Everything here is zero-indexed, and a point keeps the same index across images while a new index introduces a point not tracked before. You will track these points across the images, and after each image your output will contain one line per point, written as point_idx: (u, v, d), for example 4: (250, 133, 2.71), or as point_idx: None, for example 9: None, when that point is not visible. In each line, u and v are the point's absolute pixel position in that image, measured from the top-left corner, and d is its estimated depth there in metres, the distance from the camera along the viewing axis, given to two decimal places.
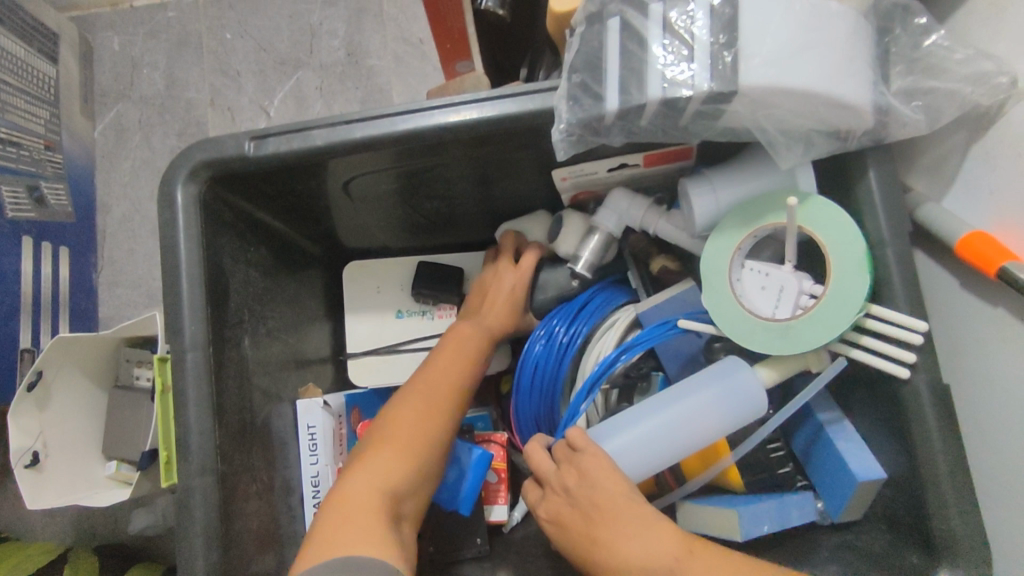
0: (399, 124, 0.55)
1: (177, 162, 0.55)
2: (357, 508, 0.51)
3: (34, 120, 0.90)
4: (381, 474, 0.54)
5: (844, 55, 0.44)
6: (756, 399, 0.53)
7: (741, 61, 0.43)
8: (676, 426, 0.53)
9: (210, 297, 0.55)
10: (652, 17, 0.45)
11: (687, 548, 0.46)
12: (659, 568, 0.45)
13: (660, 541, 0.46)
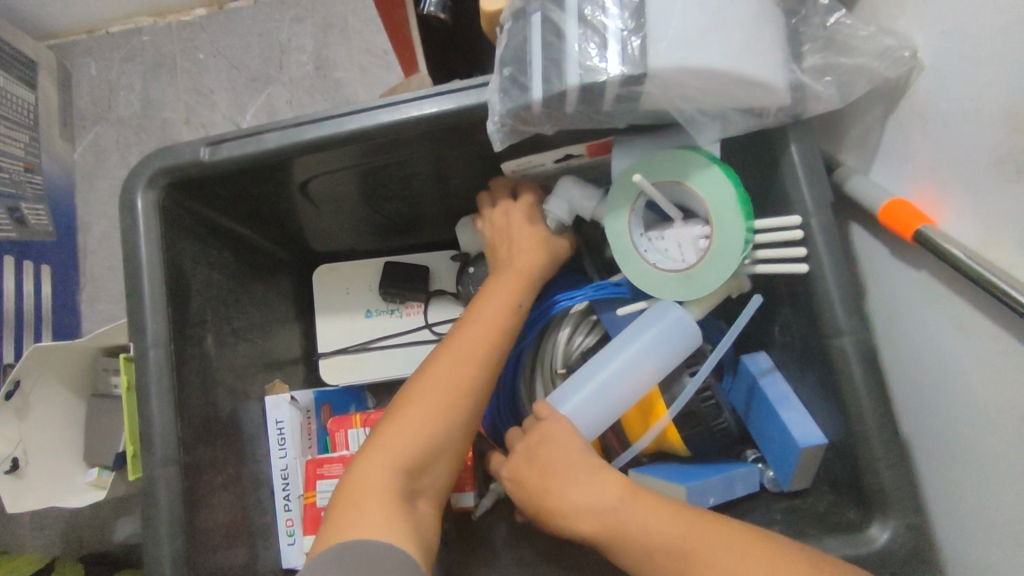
0: (344, 125, 0.57)
1: (137, 171, 0.58)
2: (380, 484, 0.51)
3: (13, 144, 0.94)
4: (403, 447, 0.53)
5: (751, 35, 0.46)
6: (690, 332, 0.57)
7: (650, 45, 0.46)
8: (623, 373, 0.57)
9: (172, 297, 0.58)
10: (568, 10, 0.48)
11: (629, 492, 0.50)
12: (603, 510, 0.49)
13: (604, 487, 0.50)
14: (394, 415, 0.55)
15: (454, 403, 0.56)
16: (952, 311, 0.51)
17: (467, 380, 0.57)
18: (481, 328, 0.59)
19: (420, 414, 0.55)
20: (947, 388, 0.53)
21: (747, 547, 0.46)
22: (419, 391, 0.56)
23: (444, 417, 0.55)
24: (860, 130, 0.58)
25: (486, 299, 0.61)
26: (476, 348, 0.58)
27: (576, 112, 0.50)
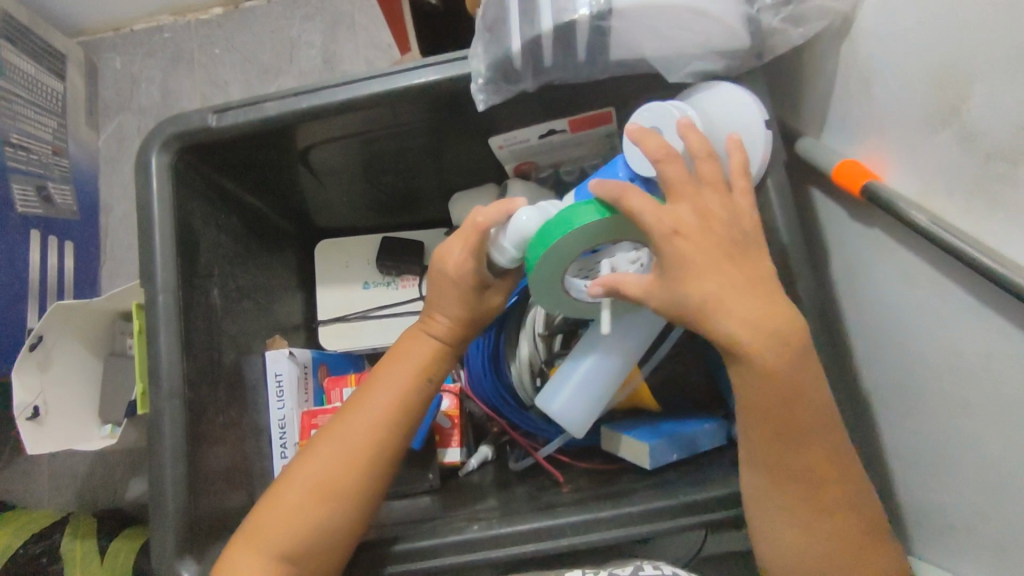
0: (339, 94, 0.63)
1: (152, 135, 0.64)
2: (263, 554, 0.53)
3: (42, 128, 1.01)
4: (285, 520, 0.54)
5: None
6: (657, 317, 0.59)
7: None
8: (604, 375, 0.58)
9: (181, 249, 0.63)
10: None
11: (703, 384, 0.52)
12: None
13: None
14: (280, 490, 0.56)
15: (338, 482, 0.55)
16: (897, 261, 0.54)
17: (352, 459, 0.56)
18: (372, 404, 0.58)
19: (303, 493, 0.55)
20: (896, 335, 0.56)
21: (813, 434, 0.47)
22: (303, 470, 0.56)
23: (328, 498, 0.55)
24: (818, 99, 0.63)
25: (386, 369, 0.60)
26: (365, 425, 0.57)
27: (554, 65, 0.57)
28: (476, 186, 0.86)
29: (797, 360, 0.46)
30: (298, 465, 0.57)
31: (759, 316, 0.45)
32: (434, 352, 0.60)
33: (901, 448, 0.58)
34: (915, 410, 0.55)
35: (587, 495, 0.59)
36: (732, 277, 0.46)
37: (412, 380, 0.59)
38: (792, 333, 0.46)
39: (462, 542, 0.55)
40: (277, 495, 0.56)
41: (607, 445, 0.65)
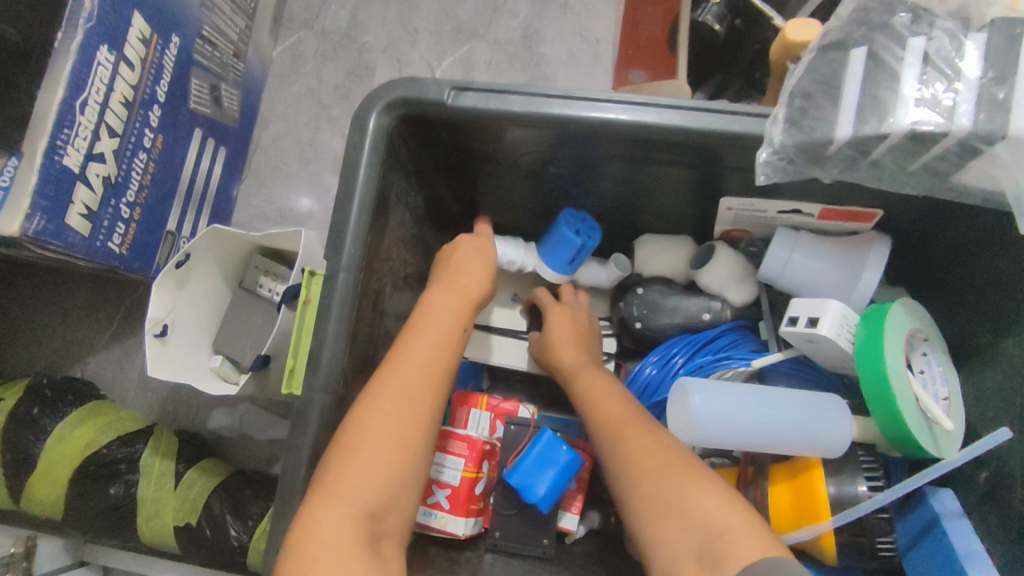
0: (595, 111, 0.55)
1: (378, 93, 0.57)
2: (345, 555, 0.44)
3: (231, 27, 0.96)
4: (347, 512, 0.46)
5: None
6: (830, 443, 0.55)
7: (1015, 102, 0.40)
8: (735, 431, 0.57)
9: (372, 226, 0.57)
10: (910, 50, 0.43)
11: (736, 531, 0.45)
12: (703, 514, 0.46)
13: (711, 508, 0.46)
14: (330, 481, 0.47)
15: (396, 467, 0.49)
16: None
17: (411, 443, 0.50)
18: (410, 361, 0.53)
19: (370, 462, 0.48)
20: None
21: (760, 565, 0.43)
22: (355, 459, 0.48)
23: (386, 484, 0.48)
24: None
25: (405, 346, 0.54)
26: (414, 398, 0.51)
27: (876, 162, 0.46)
28: (671, 234, 0.76)
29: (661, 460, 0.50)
30: (344, 455, 0.48)
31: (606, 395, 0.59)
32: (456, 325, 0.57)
33: None
34: None
35: None
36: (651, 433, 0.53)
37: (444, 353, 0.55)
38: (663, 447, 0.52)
39: None
40: (330, 489, 0.47)
41: None
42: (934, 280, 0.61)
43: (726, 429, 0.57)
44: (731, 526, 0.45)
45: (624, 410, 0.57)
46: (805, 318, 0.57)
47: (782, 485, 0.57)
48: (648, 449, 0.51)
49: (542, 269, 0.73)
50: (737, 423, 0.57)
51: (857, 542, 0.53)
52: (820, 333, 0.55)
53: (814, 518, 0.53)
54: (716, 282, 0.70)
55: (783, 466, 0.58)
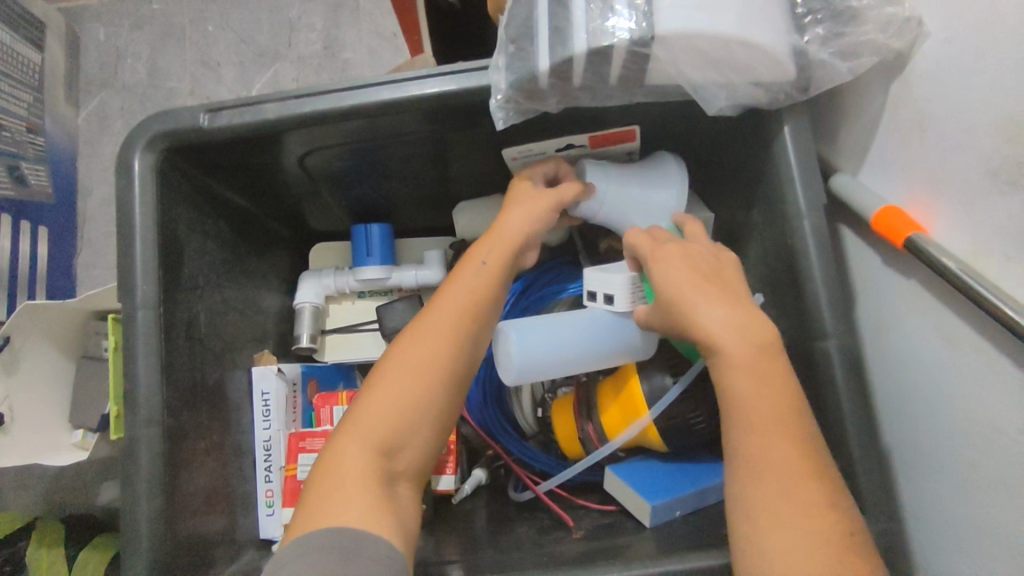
0: (345, 100, 0.57)
1: (135, 132, 0.57)
2: (345, 484, 0.46)
3: (17, 103, 0.93)
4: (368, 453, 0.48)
5: (751, 4, 0.47)
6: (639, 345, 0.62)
7: (655, 9, 0.47)
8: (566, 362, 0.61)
9: (164, 260, 0.58)
10: None
11: (815, 508, 0.43)
12: (766, 477, 0.44)
13: (779, 456, 0.44)
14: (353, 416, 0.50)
15: (400, 410, 0.50)
16: (937, 318, 0.51)
17: (404, 402, 0.51)
18: (443, 314, 0.54)
19: (378, 405, 0.50)
20: (929, 398, 0.53)
21: (813, 521, 0.42)
22: (371, 403, 0.50)
23: (393, 424, 0.50)
24: (856, 139, 0.59)
25: (445, 292, 0.56)
26: (437, 358, 0.53)
27: (582, 88, 0.52)
28: (480, 196, 0.81)
29: (788, 461, 0.44)
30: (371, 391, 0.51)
31: (743, 334, 0.47)
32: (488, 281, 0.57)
33: (918, 514, 0.55)
34: (942, 479, 0.52)
35: (576, 551, 0.55)
36: (770, 376, 0.46)
37: (487, 284, 0.56)
38: (813, 485, 0.43)
39: None
40: (345, 429, 0.50)
41: (608, 484, 0.64)
42: (709, 172, 0.68)
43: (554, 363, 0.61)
44: (769, 492, 0.44)
45: (745, 345, 0.47)
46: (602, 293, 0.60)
47: (612, 397, 0.64)
48: (795, 466, 0.44)
49: (363, 271, 0.80)
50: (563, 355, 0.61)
51: (674, 424, 0.60)
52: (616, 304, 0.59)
53: (638, 414, 0.60)
54: None
55: (612, 379, 0.66)
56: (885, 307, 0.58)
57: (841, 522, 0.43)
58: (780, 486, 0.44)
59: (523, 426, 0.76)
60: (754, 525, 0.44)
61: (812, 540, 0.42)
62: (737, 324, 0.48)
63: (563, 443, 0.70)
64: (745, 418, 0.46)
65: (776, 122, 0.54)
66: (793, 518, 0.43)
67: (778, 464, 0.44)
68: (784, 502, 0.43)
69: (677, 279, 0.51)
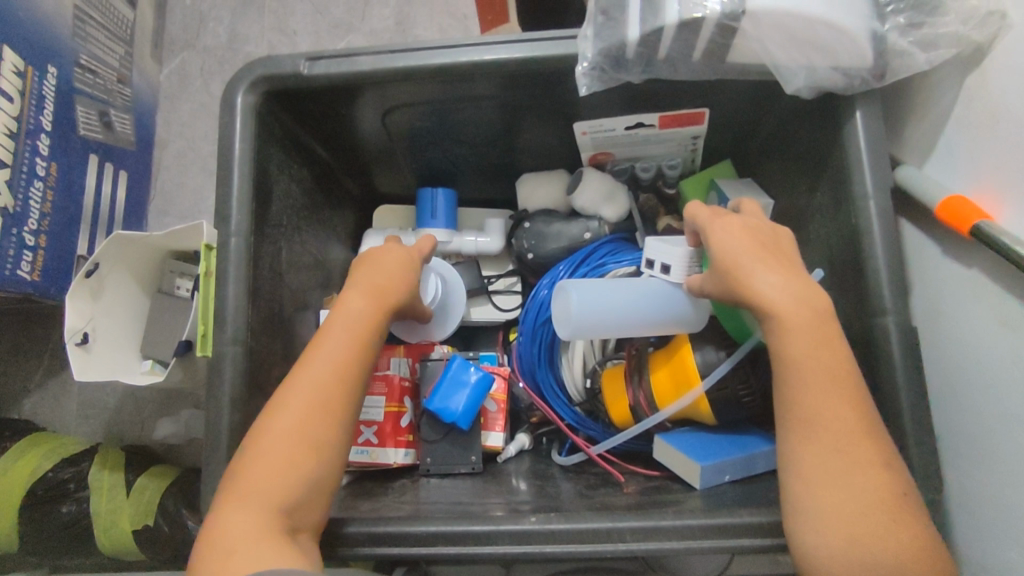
0: (436, 58, 0.61)
1: (241, 75, 0.62)
2: (260, 506, 0.47)
3: (111, 55, 0.99)
4: (257, 513, 0.47)
5: None
6: (689, 320, 0.64)
7: None
8: (615, 326, 0.65)
9: (256, 195, 0.62)
10: None
11: (868, 461, 0.46)
12: (822, 432, 0.47)
13: (837, 414, 0.47)
14: (250, 454, 0.49)
15: (285, 463, 0.49)
16: (996, 304, 0.52)
17: (300, 454, 0.49)
18: (328, 358, 0.53)
19: (268, 455, 0.49)
20: (984, 383, 0.54)
21: (869, 473, 0.46)
22: (259, 457, 0.49)
23: (280, 490, 0.48)
24: (924, 131, 0.61)
25: (326, 330, 0.54)
26: (325, 399, 0.51)
27: (666, 59, 0.55)
28: (544, 171, 0.84)
29: (844, 419, 0.47)
30: (262, 440, 0.49)
31: (793, 296, 0.50)
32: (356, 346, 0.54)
33: (964, 499, 0.57)
34: (992, 463, 0.53)
35: (629, 503, 0.57)
36: (824, 342, 0.49)
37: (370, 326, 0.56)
38: (868, 444, 0.46)
39: (517, 533, 0.52)
40: (251, 463, 0.49)
41: (657, 453, 0.66)
42: (773, 158, 0.71)
43: (603, 324, 0.65)
44: (823, 449, 0.47)
45: (804, 311, 0.50)
46: (660, 262, 0.64)
47: (663, 366, 0.65)
48: (852, 425, 0.47)
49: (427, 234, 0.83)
50: (612, 321, 0.64)
51: (725, 396, 0.62)
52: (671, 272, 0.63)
53: (690, 385, 0.62)
54: (590, 203, 0.78)
55: (664, 350, 0.67)
56: (941, 295, 0.59)
57: (892, 474, 0.46)
58: (836, 442, 0.47)
59: (572, 394, 0.77)
60: (804, 475, 0.47)
61: (863, 493, 0.45)
62: (788, 288, 0.51)
63: (612, 412, 0.72)
64: (800, 377, 0.49)
65: (849, 107, 0.56)
66: (850, 473, 0.46)
67: (836, 421, 0.47)
68: (838, 458, 0.46)
69: (736, 245, 0.54)
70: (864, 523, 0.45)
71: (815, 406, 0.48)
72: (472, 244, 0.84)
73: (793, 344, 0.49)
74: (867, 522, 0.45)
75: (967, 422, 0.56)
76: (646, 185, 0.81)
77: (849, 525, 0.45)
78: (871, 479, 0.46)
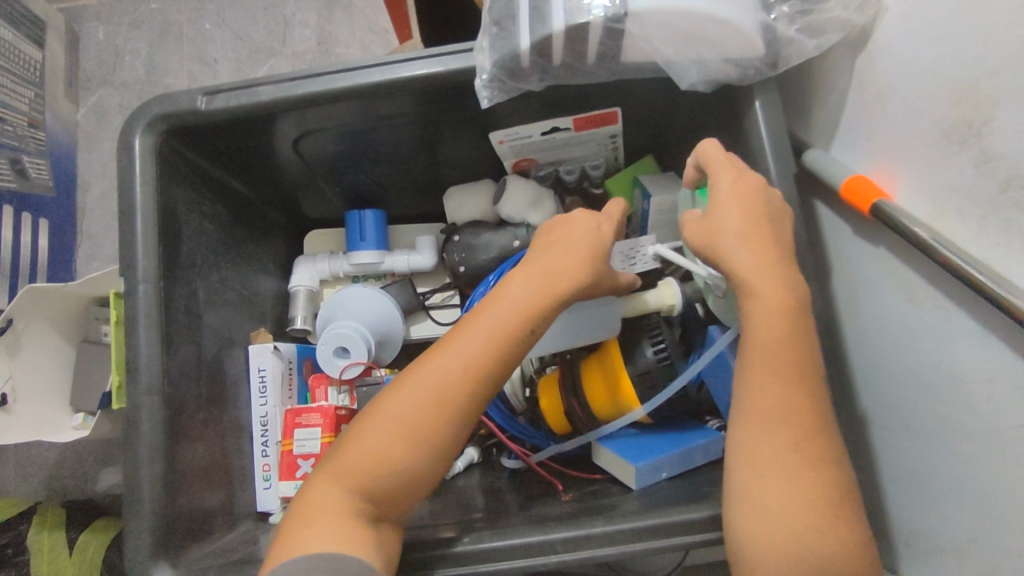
0: (337, 82, 0.60)
1: (136, 115, 0.60)
2: (359, 476, 0.48)
3: (19, 99, 0.95)
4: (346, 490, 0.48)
5: None
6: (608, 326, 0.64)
7: None
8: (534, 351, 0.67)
9: (163, 236, 0.60)
10: None
11: (816, 455, 0.47)
12: (778, 424, 0.47)
13: (793, 408, 0.47)
14: (371, 417, 0.50)
15: (391, 444, 0.48)
16: (903, 280, 0.53)
17: (409, 432, 0.48)
18: (466, 340, 0.50)
19: (381, 428, 0.49)
20: (898, 358, 0.55)
21: (814, 468, 0.46)
22: (374, 427, 0.49)
23: (377, 470, 0.48)
24: (824, 115, 0.62)
25: (484, 306, 0.52)
26: (444, 388, 0.49)
27: (562, 66, 0.55)
28: (470, 182, 0.83)
29: (794, 414, 0.47)
30: (380, 408, 0.50)
31: (771, 275, 0.49)
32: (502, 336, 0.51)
33: (893, 472, 0.58)
34: (915, 437, 0.54)
35: (570, 510, 0.56)
36: (786, 333, 0.48)
37: (523, 325, 0.51)
38: (815, 438, 0.47)
39: (451, 556, 0.52)
40: (369, 429, 0.49)
41: (597, 457, 0.67)
42: (690, 151, 0.71)
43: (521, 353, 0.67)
44: (781, 443, 0.47)
45: (786, 295, 0.49)
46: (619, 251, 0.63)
47: (596, 374, 0.65)
48: (801, 420, 0.47)
49: (357, 256, 0.82)
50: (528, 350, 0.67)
51: (656, 394, 0.62)
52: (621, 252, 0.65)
53: (625, 396, 0.62)
54: (516, 210, 0.77)
55: (596, 355, 0.67)
56: (855, 274, 0.60)
57: (838, 468, 0.47)
58: (785, 438, 0.47)
59: (514, 404, 0.77)
60: (743, 461, 0.48)
61: (806, 487, 0.46)
62: (768, 264, 0.50)
63: (550, 418, 0.72)
64: (755, 366, 0.49)
65: (748, 97, 0.57)
66: (796, 469, 0.46)
67: (789, 415, 0.47)
68: (790, 454, 0.47)
69: (728, 200, 0.51)
70: (808, 517, 0.45)
71: (767, 400, 0.48)
72: (405, 262, 0.83)
73: (766, 317, 0.49)
74: (799, 510, 0.45)
75: (888, 397, 0.57)
76: (572, 186, 0.81)
77: (782, 512, 0.46)
78: (824, 474, 0.46)
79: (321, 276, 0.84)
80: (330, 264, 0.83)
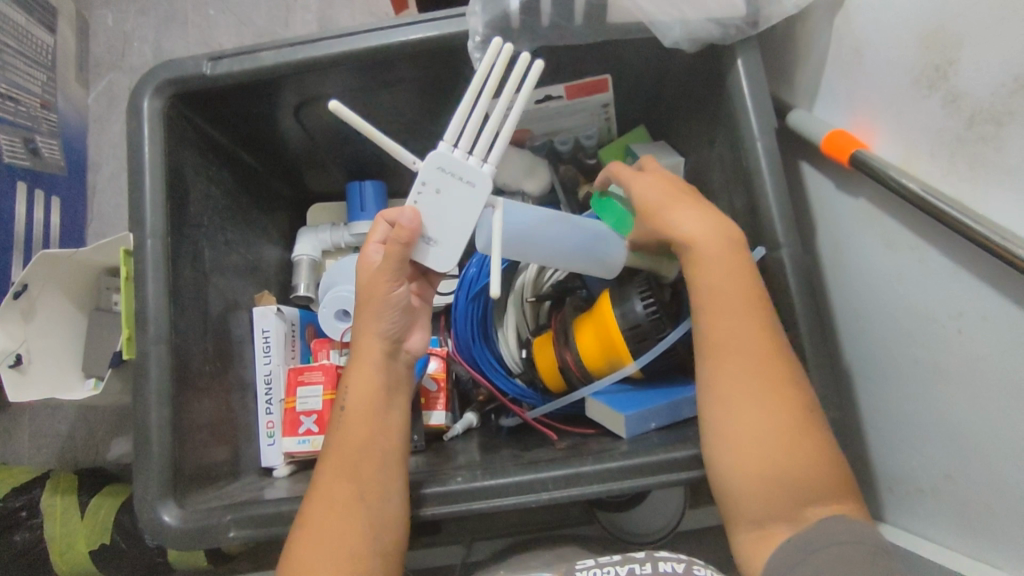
0: (335, 47, 0.62)
1: (144, 80, 0.62)
2: (337, 542, 0.51)
3: (32, 81, 0.98)
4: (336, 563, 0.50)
5: None
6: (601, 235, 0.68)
7: None
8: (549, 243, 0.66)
9: (170, 196, 0.63)
10: None
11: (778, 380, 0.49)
12: (747, 356, 0.50)
13: (753, 340, 0.50)
14: (311, 502, 0.53)
15: (346, 505, 0.52)
16: (882, 228, 0.55)
17: (353, 489, 0.53)
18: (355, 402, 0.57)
19: (322, 506, 0.52)
20: (879, 305, 0.57)
21: (778, 390, 0.49)
22: (317, 509, 0.52)
23: (353, 528, 0.52)
24: (807, 75, 0.64)
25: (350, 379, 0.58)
26: (356, 442, 0.55)
27: (551, 26, 0.57)
28: None
29: (756, 346, 0.50)
30: (315, 490, 0.54)
31: (720, 240, 0.52)
32: (377, 382, 0.57)
33: (878, 418, 0.60)
34: (897, 381, 0.56)
35: (563, 455, 0.59)
36: (740, 280, 0.51)
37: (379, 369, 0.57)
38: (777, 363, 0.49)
39: (443, 494, 0.55)
40: (312, 511, 0.52)
41: (590, 412, 0.68)
42: (680, 116, 0.73)
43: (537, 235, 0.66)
44: (750, 373, 0.49)
45: (731, 255, 0.52)
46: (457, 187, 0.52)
47: (591, 333, 0.67)
48: (761, 350, 0.50)
49: (357, 226, 0.84)
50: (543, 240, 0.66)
51: (646, 346, 0.64)
52: (494, 149, 0.51)
53: (621, 355, 0.64)
54: (512, 180, 0.80)
55: (588, 314, 0.69)
56: (838, 229, 0.62)
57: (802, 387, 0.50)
58: (747, 367, 0.50)
59: (510, 366, 0.78)
60: (710, 404, 0.51)
61: (774, 409, 0.48)
62: (712, 233, 0.53)
63: (546, 378, 0.74)
64: (712, 307, 0.51)
65: (731, 56, 0.59)
66: (761, 394, 0.49)
67: (753, 346, 0.50)
68: (753, 380, 0.49)
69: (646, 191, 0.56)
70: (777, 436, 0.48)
71: (724, 329, 0.51)
72: None
73: (721, 278, 0.51)
74: (777, 441, 0.48)
75: (871, 345, 0.59)
76: (566, 157, 0.83)
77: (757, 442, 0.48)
78: (788, 395, 0.49)
79: (323, 245, 0.86)
80: (331, 235, 0.86)
